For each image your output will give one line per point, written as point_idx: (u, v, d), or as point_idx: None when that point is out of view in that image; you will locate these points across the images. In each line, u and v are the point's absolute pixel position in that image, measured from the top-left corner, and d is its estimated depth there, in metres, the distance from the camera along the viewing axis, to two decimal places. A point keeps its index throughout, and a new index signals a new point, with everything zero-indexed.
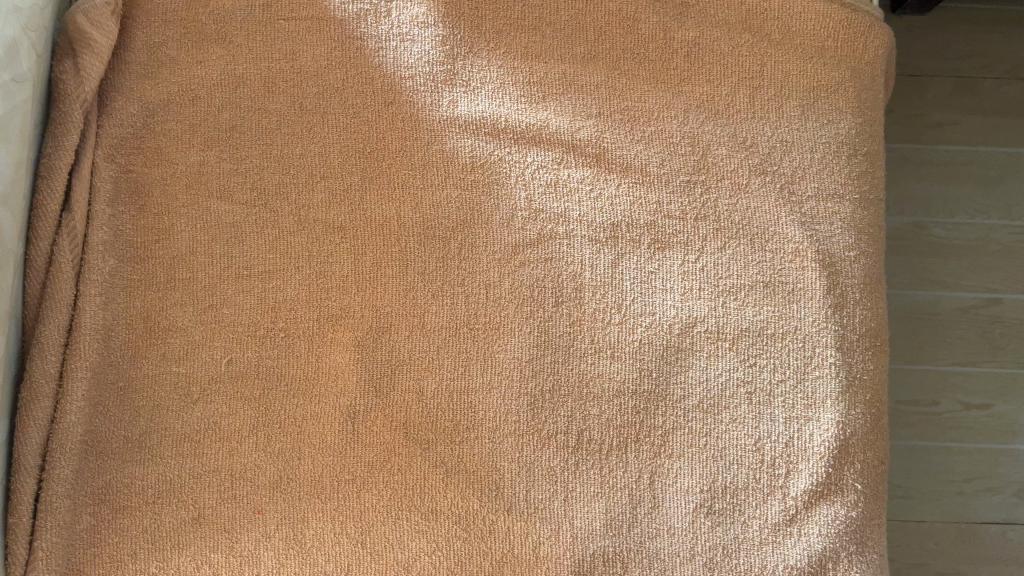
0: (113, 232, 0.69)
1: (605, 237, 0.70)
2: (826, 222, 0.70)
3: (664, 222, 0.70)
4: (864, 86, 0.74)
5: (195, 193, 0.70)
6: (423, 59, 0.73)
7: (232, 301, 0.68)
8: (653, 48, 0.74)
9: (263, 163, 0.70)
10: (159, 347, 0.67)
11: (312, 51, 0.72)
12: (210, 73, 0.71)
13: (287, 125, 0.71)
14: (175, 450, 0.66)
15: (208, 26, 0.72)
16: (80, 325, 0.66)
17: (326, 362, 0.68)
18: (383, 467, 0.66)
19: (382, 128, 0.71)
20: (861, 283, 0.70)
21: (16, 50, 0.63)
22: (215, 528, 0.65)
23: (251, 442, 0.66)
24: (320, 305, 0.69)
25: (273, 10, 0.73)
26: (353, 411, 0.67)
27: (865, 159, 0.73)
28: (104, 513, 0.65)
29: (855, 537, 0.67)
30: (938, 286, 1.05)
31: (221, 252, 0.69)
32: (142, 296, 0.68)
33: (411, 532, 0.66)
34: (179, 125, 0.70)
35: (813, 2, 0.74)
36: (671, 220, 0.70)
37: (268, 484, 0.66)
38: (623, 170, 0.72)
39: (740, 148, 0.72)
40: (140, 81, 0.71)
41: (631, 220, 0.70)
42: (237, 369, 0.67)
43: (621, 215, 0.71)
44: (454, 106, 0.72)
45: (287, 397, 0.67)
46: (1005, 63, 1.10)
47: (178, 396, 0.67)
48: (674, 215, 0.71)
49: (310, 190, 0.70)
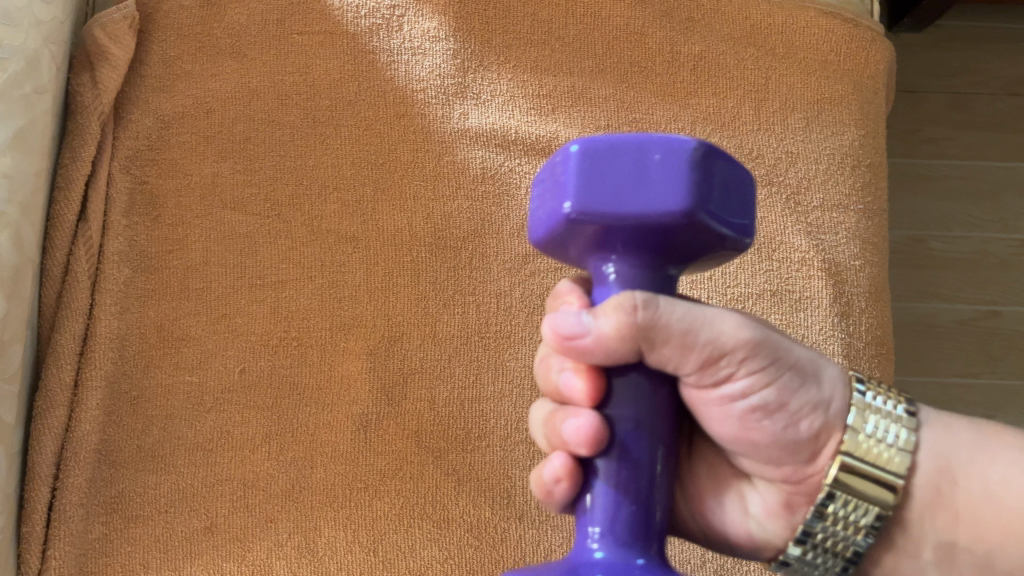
0: (128, 242, 0.69)
1: None
2: (831, 232, 0.72)
3: None
4: (866, 100, 0.76)
5: (209, 204, 0.71)
6: (433, 72, 0.74)
7: (245, 310, 0.69)
8: (660, 62, 0.75)
9: (277, 174, 0.71)
10: (173, 357, 0.68)
11: (325, 65, 0.74)
12: (224, 86, 0.72)
13: (299, 138, 0.72)
14: (188, 459, 0.66)
15: (222, 41, 0.73)
16: (95, 334, 0.67)
17: (339, 371, 0.68)
18: (395, 476, 0.66)
19: (394, 140, 0.73)
20: (867, 291, 0.71)
21: (38, 61, 0.64)
22: (226, 537, 0.64)
23: (263, 451, 0.66)
24: (333, 314, 0.69)
25: (286, 26, 0.74)
26: (366, 419, 0.67)
27: (868, 170, 0.74)
28: (116, 522, 0.64)
29: None
30: (938, 299, 1.06)
31: (234, 262, 0.70)
32: (156, 305, 0.69)
33: (422, 540, 0.65)
34: (193, 137, 0.71)
35: (815, 18, 0.76)
36: None
37: (280, 493, 0.65)
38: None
39: (746, 159, 0.73)
40: (155, 94, 0.72)
41: None
42: (250, 378, 0.68)
43: None
44: (464, 118, 0.74)
45: (300, 406, 0.67)
46: (1000, 81, 1.13)
47: (190, 405, 0.67)
48: None
49: (323, 201, 0.71)
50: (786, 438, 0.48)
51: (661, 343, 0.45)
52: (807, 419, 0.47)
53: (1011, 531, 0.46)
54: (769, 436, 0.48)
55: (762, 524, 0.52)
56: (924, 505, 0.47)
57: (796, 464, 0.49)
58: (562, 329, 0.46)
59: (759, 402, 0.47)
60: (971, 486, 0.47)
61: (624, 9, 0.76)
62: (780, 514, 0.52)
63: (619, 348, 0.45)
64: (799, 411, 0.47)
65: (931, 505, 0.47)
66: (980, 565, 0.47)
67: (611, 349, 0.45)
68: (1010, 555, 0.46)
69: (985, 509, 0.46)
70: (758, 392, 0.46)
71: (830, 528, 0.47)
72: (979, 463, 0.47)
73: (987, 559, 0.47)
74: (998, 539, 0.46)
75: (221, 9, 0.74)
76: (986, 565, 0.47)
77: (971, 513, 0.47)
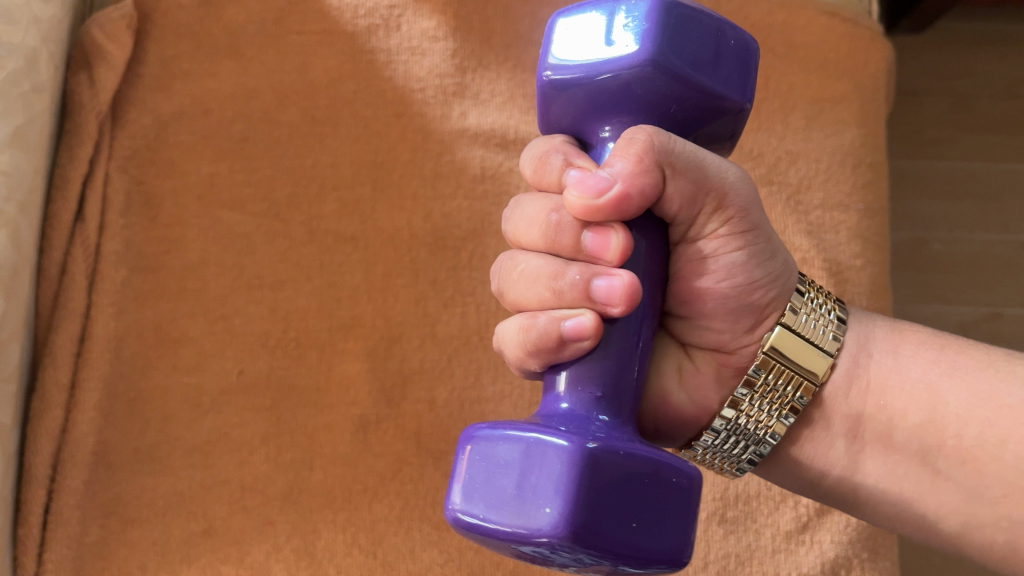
0: (125, 242, 0.69)
1: None
2: (832, 232, 0.71)
3: None
4: (866, 99, 0.75)
5: (207, 204, 0.70)
6: (432, 72, 0.74)
7: (243, 311, 0.68)
8: None
9: (275, 174, 0.71)
10: (170, 358, 0.67)
11: (324, 64, 0.73)
12: (222, 86, 0.72)
13: (298, 137, 0.72)
14: (186, 461, 0.65)
15: (220, 41, 0.73)
16: (92, 335, 0.66)
17: (338, 372, 0.68)
18: (394, 477, 0.66)
19: (393, 140, 0.73)
20: (869, 290, 0.70)
21: (36, 59, 0.63)
22: (225, 540, 0.64)
23: (261, 453, 0.66)
24: (332, 315, 0.69)
25: (285, 25, 0.74)
26: (366, 421, 0.67)
27: (870, 169, 0.74)
28: (113, 526, 0.64)
29: (867, 545, 0.67)
30: (939, 301, 1.04)
31: (232, 263, 0.69)
32: (153, 305, 0.68)
33: (422, 543, 0.65)
34: (192, 137, 0.71)
35: (815, 17, 0.76)
36: None
37: (279, 495, 0.65)
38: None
39: (747, 159, 0.72)
40: (153, 94, 0.71)
41: None
42: (249, 379, 0.67)
43: None
44: (463, 117, 0.74)
45: (299, 407, 0.67)
46: (999, 82, 1.13)
47: (188, 406, 0.66)
48: None
49: (322, 201, 0.71)
50: (744, 304, 0.49)
51: (675, 175, 0.43)
52: (768, 291, 0.49)
53: (913, 399, 0.48)
54: (722, 295, 0.49)
55: (690, 395, 0.53)
56: (842, 375, 0.49)
57: (742, 330, 0.51)
58: (587, 190, 0.42)
59: (725, 263, 0.48)
60: (886, 360, 0.49)
61: None
62: (704, 378, 0.53)
63: (638, 182, 0.42)
64: (761, 281, 0.48)
65: (846, 375, 0.49)
66: (883, 437, 0.49)
67: (640, 196, 0.42)
68: (911, 421, 0.48)
69: (892, 380, 0.49)
70: (729, 252, 0.47)
71: (762, 402, 0.48)
72: (893, 343, 0.50)
73: (890, 429, 0.49)
74: (901, 407, 0.48)
75: (219, 8, 0.73)
76: (887, 438, 0.49)
77: (882, 386, 0.49)
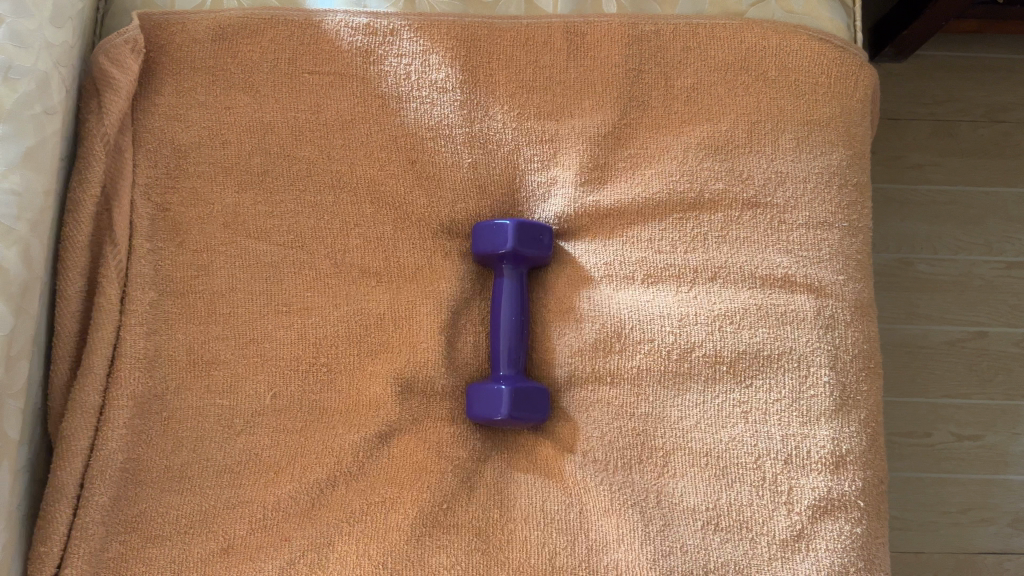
0: (153, 266, 0.71)
1: (600, 276, 0.73)
2: (813, 249, 0.72)
3: (657, 257, 0.72)
4: (853, 123, 0.76)
5: (233, 233, 0.72)
6: (441, 116, 0.74)
7: (273, 336, 0.70)
8: (657, 93, 0.76)
9: (299, 208, 0.72)
10: (204, 381, 0.69)
11: (336, 105, 0.74)
12: (238, 118, 0.73)
13: (316, 172, 0.73)
14: (214, 481, 0.67)
15: (236, 76, 0.74)
16: (123, 355, 0.68)
17: (367, 395, 0.70)
18: (406, 494, 0.67)
19: (402, 177, 0.73)
20: (825, 343, 0.70)
21: (48, 84, 0.65)
22: (238, 558, 0.65)
23: (288, 473, 0.68)
24: (360, 342, 0.71)
25: (297, 65, 0.74)
26: (378, 440, 0.68)
27: (854, 190, 0.75)
28: (134, 541, 0.66)
29: (862, 553, 0.68)
30: (926, 321, 1.07)
31: (262, 289, 0.71)
32: (183, 328, 0.70)
33: (431, 559, 0.65)
34: (212, 167, 0.73)
35: (808, 41, 0.77)
36: (665, 255, 0.72)
37: (300, 513, 0.67)
38: (620, 217, 0.74)
39: (738, 181, 0.73)
40: (168, 122, 0.73)
41: (621, 258, 0.73)
42: (282, 403, 0.69)
43: (613, 255, 0.73)
44: (470, 158, 0.74)
45: (327, 429, 0.69)
46: (979, 107, 1.15)
47: (220, 426, 0.68)
48: (666, 250, 0.72)
49: (344, 235, 0.72)
50: None
51: None
52: None
53: None
54: None
55: None
56: None
57: None
58: None
59: None
60: None
61: (621, 46, 0.76)
62: None
63: None
64: None
65: None
66: None
67: None
68: None
69: None
70: None
71: None
72: None
73: None
74: None
75: (233, 42, 0.75)
76: None
77: None
